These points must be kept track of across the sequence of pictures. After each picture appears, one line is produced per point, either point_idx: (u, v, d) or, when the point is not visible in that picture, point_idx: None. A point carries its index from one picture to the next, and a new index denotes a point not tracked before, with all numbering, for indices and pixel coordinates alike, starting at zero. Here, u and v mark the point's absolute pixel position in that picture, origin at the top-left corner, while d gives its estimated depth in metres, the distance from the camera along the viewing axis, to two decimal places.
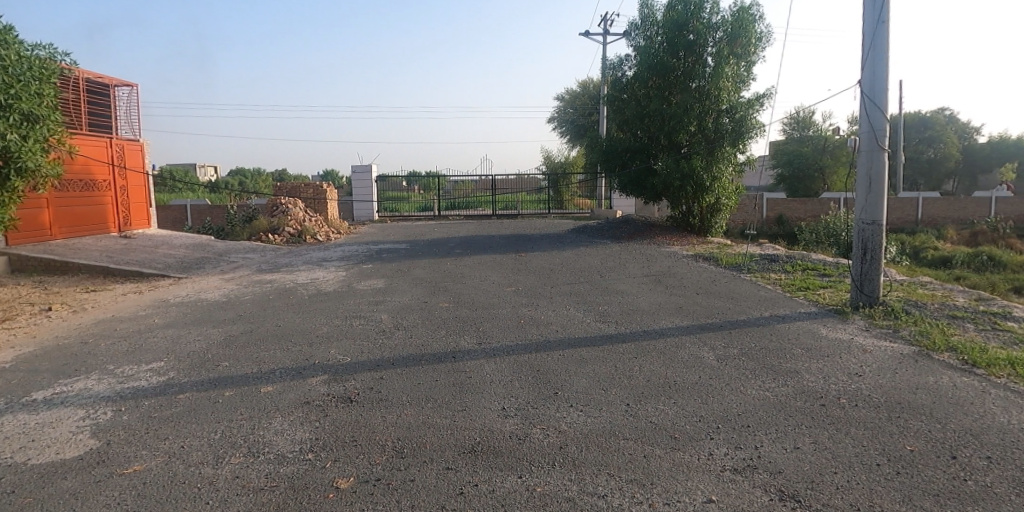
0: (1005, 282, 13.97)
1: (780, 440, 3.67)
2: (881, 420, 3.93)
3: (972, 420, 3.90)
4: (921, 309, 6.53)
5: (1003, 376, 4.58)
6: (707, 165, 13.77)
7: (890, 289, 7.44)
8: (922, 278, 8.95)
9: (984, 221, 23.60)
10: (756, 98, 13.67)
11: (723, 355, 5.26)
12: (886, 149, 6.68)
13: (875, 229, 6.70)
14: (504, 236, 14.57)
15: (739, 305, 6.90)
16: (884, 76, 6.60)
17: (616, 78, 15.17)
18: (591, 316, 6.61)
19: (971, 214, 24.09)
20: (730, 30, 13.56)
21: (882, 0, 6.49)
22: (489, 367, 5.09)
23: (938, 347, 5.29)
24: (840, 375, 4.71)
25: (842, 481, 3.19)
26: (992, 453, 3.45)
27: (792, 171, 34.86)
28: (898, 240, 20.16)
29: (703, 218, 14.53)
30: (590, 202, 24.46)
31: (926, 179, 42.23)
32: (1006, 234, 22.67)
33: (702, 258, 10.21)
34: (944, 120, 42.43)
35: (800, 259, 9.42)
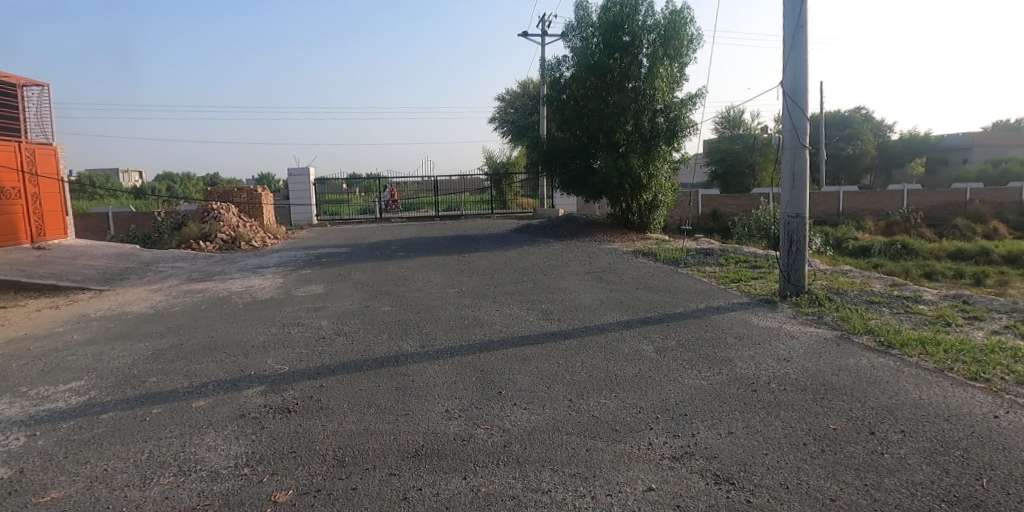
0: (918, 267, 14.94)
1: (716, 426, 3.81)
2: (808, 402, 4.15)
3: (889, 397, 4.19)
4: (842, 295, 6.95)
5: (915, 355, 4.96)
6: (645, 163, 14.15)
7: (814, 278, 7.88)
8: (843, 266, 9.48)
9: (898, 213, 25.29)
10: (689, 98, 14.10)
11: (662, 347, 5.41)
12: (807, 145, 7.03)
13: (800, 222, 7.02)
14: (447, 238, 14.48)
15: (677, 298, 7.13)
16: (804, 77, 6.96)
17: (555, 79, 15.35)
18: (535, 314, 6.66)
19: (887, 206, 25.77)
20: (663, 32, 13.95)
21: (800, 6, 6.86)
22: (433, 369, 5.04)
23: (858, 331, 5.63)
24: (771, 361, 4.94)
25: (772, 462, 3.37)
26: (906, 428, 3.73)
27: (724, 168, 36.31)
28: (822, 231, 21.29)
29: (643, 215, 14.85)
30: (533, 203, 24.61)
31: (847, 174, 44.83)
32: (918, 224, 24.38)
33: (641, 254, 10.48)
34: (860, 118, 45.39)
35: (733, 253, 9.82)
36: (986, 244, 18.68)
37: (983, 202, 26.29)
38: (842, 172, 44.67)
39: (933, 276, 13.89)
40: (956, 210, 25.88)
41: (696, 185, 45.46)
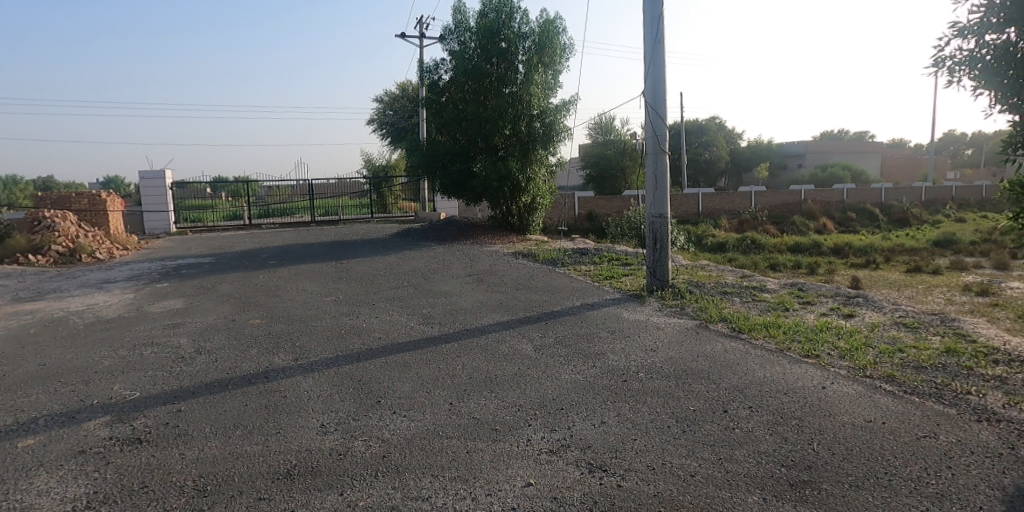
0: (764, 260, 16.80)
1: (590, 417, 4.01)
2: (671, 387, 4.50)
3: (738, 377, 4.66)
4: (700, 288, 7.62)
5: (761, 338, 5.59)
6: (523, 167, 14.53)
7: (677, 273, 8.58)
8: (701, 261, 10.41)
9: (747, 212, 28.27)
10: (563, 104, 14.71)
11: (540, 345, 5.58)
12: (666, 150, 7.62)
13: (663, 222, 7.58)
14: (325, 244, 13.84)
15: (555, 297, 7.40)
16: (662, 88, 7.54)
17: (433, 81, 15.32)
18: (415, 319, 6.58)
19: (739, 206, 28.70)
20: (538, 40, 14.42)
21: (658, 22, 7.41)
22: (308, 383, 4.79)
23: (714, 319, 6.21)
24: (639, 352, 5.29)
25: (640, 446, 3.61)
26: (752, 404, 4.18)
27: (598, 171, 38.34)
28: (686, 229, 23.22)
29: (522, 217, 15.29)
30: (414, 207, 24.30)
31: (705, 177, 49.29)
32: (763, 221, 27.44)
33: (521, 255, 10.75)
34: (714, 127, 50.15)
35: (606, 251, 10.40)
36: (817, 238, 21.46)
37: (814, 201, 30.17)
38: (700, 176, 49.05)
39: (777, 267, 15.69)
40: (794, 209, 29.45)
41: (571, 188, 47.90)
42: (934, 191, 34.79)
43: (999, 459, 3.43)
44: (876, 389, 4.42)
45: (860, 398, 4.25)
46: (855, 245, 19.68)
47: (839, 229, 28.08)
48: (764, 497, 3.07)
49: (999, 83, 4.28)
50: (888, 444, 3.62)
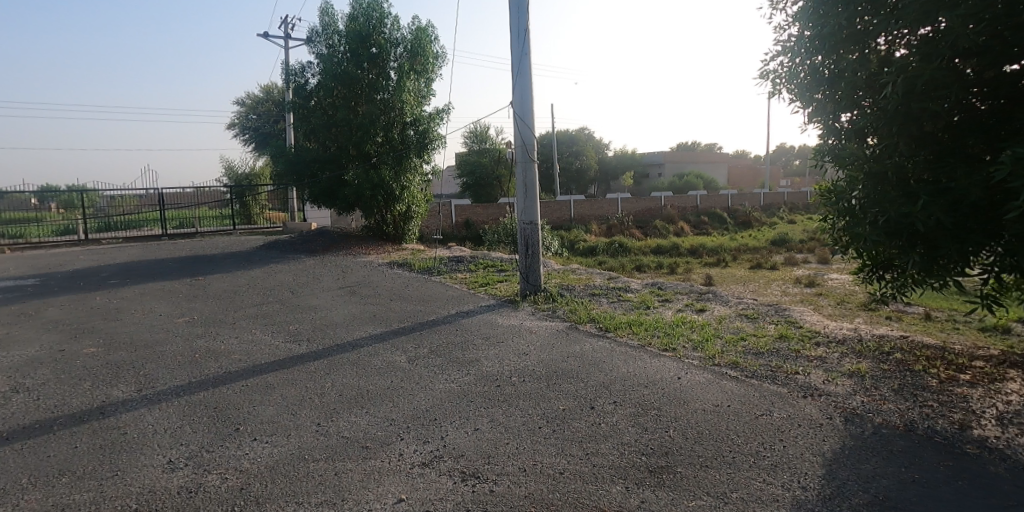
0: (630, 262, 18.01)
1: (463, 426, 4.03)
2: (543, 389, 4.66)
3: (605, 374, 4.94)
4: (571, 291, 7.98)
5: (625, 335, 5.99)
6: (396, 175, 14.31)
7: (549, 277, 8.92)
8: (572, 265, 10.93)
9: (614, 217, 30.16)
10: (436, 112, 14.69)
11: (415, 356, 5.51)
12: (535, 159, 7.90)
13: (534, 228, 7.85)
14: (178, 259, 12.57)
15: (431, 306, 7.35)
16: (530, 99, 7.82)
17: (300, 84, 14.84)
18: (281, 337, 6.19)
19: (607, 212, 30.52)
20: (410, 47, 14.28)
21: (524, 35, 7.68)
22: (154, 415, 4.31)
23: (583, 320, 6.53)
24: (512, 356, 5.42)
25: (513, 449, 3.69)
26: (616, 398, 4.45)
27: (475, 179, 38.79)
28: (560, 234, 24.23)
29: (398, 226, 15.07)
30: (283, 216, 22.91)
31: (576, 184, 51.81)
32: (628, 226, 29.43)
33: (397, 265, 10.56)
34: (583, 137, 53.05)
35: (482, 259, 10.55)
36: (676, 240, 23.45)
37: (673, 207, 32.93)
38: (572, 184, 51.48)
39: (641, 268, 16.90)
40: (656, 214, 31.94)
41: (449, 196, 47.98)
42: (769, 196, 39.57)
43: (819, 429, 3.97)
44: (722, 375, 4.91)
45: (709, 385, 4.70)
46: (708, 246, 21.77)
47: (694, 231, 30.91)
48: (626, 485, 3.28)
49: (807, 102, 4.95)
50: (731, 424, 4.02)
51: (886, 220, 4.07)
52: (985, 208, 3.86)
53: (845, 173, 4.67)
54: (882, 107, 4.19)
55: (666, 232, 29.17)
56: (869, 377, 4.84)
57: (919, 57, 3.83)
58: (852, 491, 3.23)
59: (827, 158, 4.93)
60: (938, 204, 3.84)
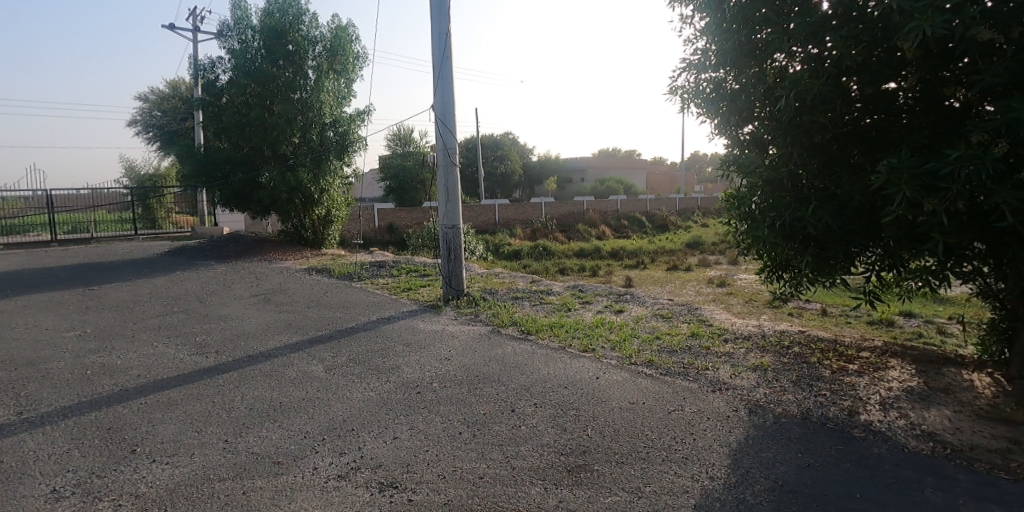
0: (554, 265, 18.37)
1: (382, 435, 3.94)
2: (464, 393, 4.65)
3: (525, 376, 5.00)
4: (493, 294, 8.02)
5: (546, 337, 6.09)
6: (315, 178, 13.82)
7: (473, 281, 8.93)
8: (495, 269, 11.00)
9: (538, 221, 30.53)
10: (357, 113, 14.37)
11: (332, 365, 5.34)
12: (457, 163, 7.88)
13: (456, 232, 7.82)
14: (69, 268, 11.49)
15: (351, 313, 7.15)
16: (451, 103, 7.81)
17: (209, 81, 14.02)
18: (186, 350, 5.80)
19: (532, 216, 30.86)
20: (329, 46, 13.90)
21: (445, 38, 7.66)
22: (34, 440, 3.90)
23: (505, 323, 6.58)
24: (434, 362, 5.37)
25: (432, 456, 3.65)
26: (536, 400, 4.51)
27: (399, 183, 38.15)
28: (485, 238, 24.27)
29: (316, 231, 14.62)
30: (192, 220, 21.53)
31: (501, 189, 52.20)
32: (552, 230, 29.97)
33: (315, 271, 10.19)
34: (508, 142, 53.64)
35: (404, 263, 10.39)
36: (598, 244, 24.16)
37: (595, 211, 33.90)
38: (497, 188, 51.80)
39: (563, 272, 17.28)
40: (578, 218, 32.73)
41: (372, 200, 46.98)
42: (683, 201, 41.67)
43: (725, 421, 4.20)
44: (637, 373, 5.09)
45: (625, 383, 4.86)
46: (628, 249, 22.58)
47: (615, 234, 31.96)
48: (545, 486, 3.33)
49: (712, 113, 5.23)
50: (645, 421, 4.18)
51: (782, 223, 4.38)
52: (866, 212, 4.24)
53: (746, 181, 4.98)
54: (776, 119, 4.49)
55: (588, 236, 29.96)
56: (769, 370, 5.18)
57: (808, 73, 4.12)
58: (754, 479, 3.44)
59: (731, 166, 5.24)
60: (825, 209, 4.18)
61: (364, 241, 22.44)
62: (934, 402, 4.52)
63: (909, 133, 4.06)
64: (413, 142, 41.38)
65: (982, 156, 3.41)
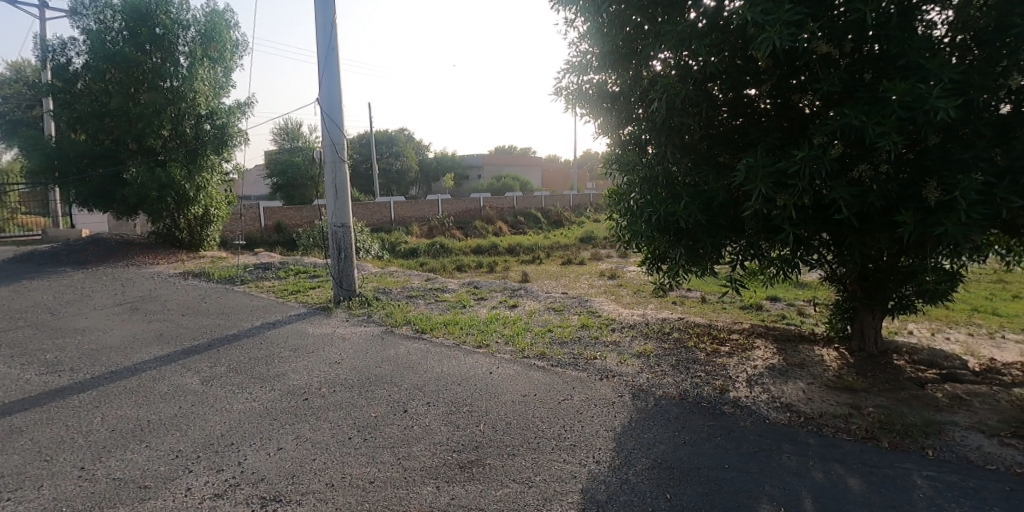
0: (451, 262, 18.34)
1: (265, 447, 3.74)
2: (354, 397, 4.53)
3: (418, 376, 4.96)
4: (387, 294, 7.88)
5: (441, 335, 6.07)
6: (189, 174, 12.81)
7: (366, 281, 8.70)
8: (389, 268, 10.80)
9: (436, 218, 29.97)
10: (237, 105, 13.48)
11: (209, 376, 4.98)
12: (345, 160, 7.63)
13: (346, 231, 7.60)
14: None
15: (232, 319, 6.70)
16: (338, 97, 7.54)
17: (59, 64, 12.51)
18: (32, 369, 5.13)
19: (429, 213, 30.20)
20: (203, 31, 12.85)
21: (330, 29, 7.37)
22: None
23: (399, 323, 6.49)
24: (322, 367, 5.18)
25: (320, 465, 3.52)
26: (430, 399, 4.49)
27: (287, 179, 36.10)
28: (381, 236, 23.48)
29: (193, 232, 13.56)
30: (40, 221, 19.06)
31: (397, 186, 51.16)
32: (450, 226, 29.60)
33: (191, 275, 9.43)
34: (404, 138, 52.68)
35: (293, 264, 9.90)
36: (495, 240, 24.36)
37: (492, 208, 34.17)
38: (393, 185, 50.69)
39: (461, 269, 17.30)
40: (476, 214, 32.84)
41: (258, 198, 44.14)
42: (576, 197, 43.27)
43: (610, 407, 4.42)
44: (529, 366, 5.23)
45: (517, 376, 4.97)
46: (524, 245, 23.07)
47: (512, 231, 32.43)
48: (437, 485, 3.33)
49: (595, 112, 5.46)
50: (535, 412, 4.30)
51: (657, 218, 4.68)
52: (731, 208, 4.63)
53: (625, 178, 5.27)
54: (651, 120, 4.76)
55: (485, 232, 29.90)
56: (652, 355, 5.53)
57: (678, 77, 4.40)
58: (636, 459, 3.66)
59: (613, 164, 5.50)
60: (695, 204, 4.51)
61: (249, 241, 20.99)
62: (791, 376, 5.05)
63: (764, 135, 4.48)
64: (303, 136, 39.44)
65: (821, 156, 3.84)
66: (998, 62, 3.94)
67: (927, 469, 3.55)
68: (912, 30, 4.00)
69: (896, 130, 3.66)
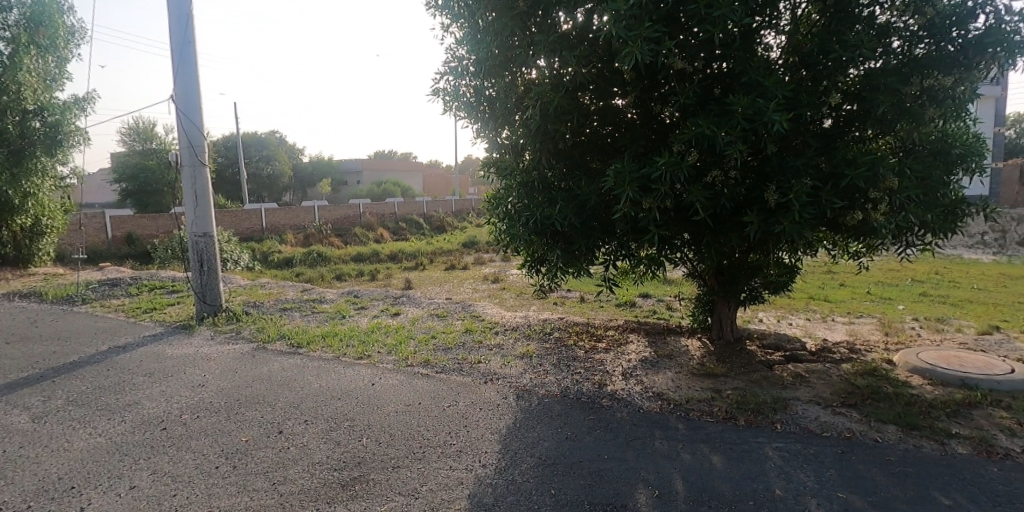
0: (330, 271, 17.54)
1: (113, 487, 3.31)
2: (222, 421, 4.17)
3: (295, 393, 4.68)
4: (259, 307, 7.35)
5: (319, 349, 5.77)
6: (12, 178, 11.08)
7: (234, 295, 8.06)
8: (260, 279, 10.09)
9: (312, 226, 28.21)
10: (74, 101, 12.00)
11: (41, 412, 4.32)
12: (207, 163, 7.04)
13: (208, 241, 7.00)
14: None
15: (71, 344, 5.87)
16: (196, 95, 6.94)
17: None
18: None
19: (304, 220, 28.39)
20: (29, 15, 11.16)
21: (186, 21, 6.77)
22: None
23: (272, 338, 6.07)
24: (184, 391, 4.71)
25: (182, 500, 3.19)
26: (308, 417, 4.25)
27: (138, 184, 32.42)
28: (251, 247, 21.68)
29: (21, 245, 11.95)
30: None
31: (269, 192, 47.99)
32: (327, 234, 27.85)
33: (16, 296, 8.14)
34: (275, 142, 49.60)
35: (147, 279, 8.92)
36: (377, 247, 23.62)
37: (372, 214, 33.16)
38: (264, 191, 47.49)
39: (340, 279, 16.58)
40: (355, 222, 31.56)
41: (102, 206, 39.14)
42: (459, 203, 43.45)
43: (496, 409, 4.47)
44: (414, 374, 5.13)
45: (401, 386, 4.86)
46: (407, 251, 22.67)
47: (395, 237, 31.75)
48: (317, 507, 3.15)
49: (472, 118, 5.51)
50: (421, 421, 4.23)
51: (535, 221, 4.82)
52: (602, 211, 4.89)
53: (505, 183, 5.37)
54: (527, 126, 4.89)
55: (366, 238, 28.89)
56: (534, 356, 5.68)
57: (550, 85, 4.55)
58: (522, 458, 3.72)
59: (493, 169, 5.58)
60: (570, 208, 4.71)
61: (91, 255, 18.54)
62: (661, 366, 5.44)
63: (630, 143, 4.79)
64: (157, 137, 35.71)
65: (680, 162, 4.17)
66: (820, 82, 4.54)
67: (776, 441, 3.99)
68: (753, 51, 4.48)
69: (741, 139, 4.07)
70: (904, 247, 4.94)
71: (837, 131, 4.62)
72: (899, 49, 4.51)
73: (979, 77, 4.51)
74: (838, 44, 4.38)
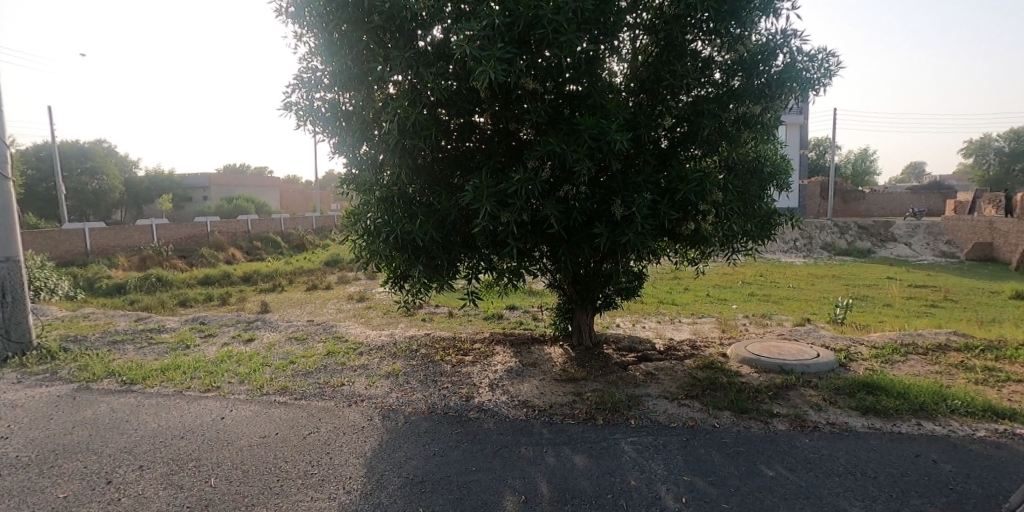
0: (170, 297, 15.77)
1: None
2: (31, 478, 3.57)
3: (127, 436, 4.16)
4: (81, 342, 6.42)
5: (157, 384, 5.18)
6: None
7: (47, 329, 6.95)
8: (81, 309, 8.79)
9: (149, 247, 25.21)
10: None
11: None
12: (10, 177, 6.07)
13: (13, 267, 6.00)
14: None
15: None
16: None
17: None
18: None
19: (137, 241, 25.26)
20: None
21: None
22: None
23: (99, 376, 5.34)
24: None
25: None
26: (144, 461, 3.80)
27: None
28: (70, 273, 18.79)
29: None
30: None
31: (95, 209, 42.06)
32: (169, 255, 25.17)
33: None
34: (101, 152, 43.78)
35: None
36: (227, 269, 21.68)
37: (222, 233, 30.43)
38: (88, 209, 41.55)
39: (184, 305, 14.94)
40: (203, 241, 28.72)
41: None
42: (322, 220, 41.56)
43: (360, 432, 4.33)
44: (270, 403, 4.81)
45: (255, 417, 4.53)
46: (264, 272, 21.15)
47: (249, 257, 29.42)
48: None
49: (329, 131, 5.34)
50: (278, 452, 3.97)
51: (395, 237, 4.79)
52: (463, 226, 4.98)
53: (364, 198, 5.26)
54: (385, 142, 4.84)
55: (215, 260, 26.37)
56: (401, 374, 5.59)
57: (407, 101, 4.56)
58: (390, 479, 3.64)
59: (354, 184, 5.43)
60: (430, 223, 4.74)
61: None
62: (525, 375, 5.63)
63: (487, 160, 4.95)
64: None
65: (533, 178, 4.40)
66: (655, 107, 5.04)
67: (631, 436, 4.31)
68: (597, 76, 4.87)
69: (588, 156, 4.40)
70: (731, 253, 5.60)
71: (672, 150, 5.15)
72: (719, 80, 5.15)
73: (781, 107, 5.26)
74: (669, 73, 4.91)
